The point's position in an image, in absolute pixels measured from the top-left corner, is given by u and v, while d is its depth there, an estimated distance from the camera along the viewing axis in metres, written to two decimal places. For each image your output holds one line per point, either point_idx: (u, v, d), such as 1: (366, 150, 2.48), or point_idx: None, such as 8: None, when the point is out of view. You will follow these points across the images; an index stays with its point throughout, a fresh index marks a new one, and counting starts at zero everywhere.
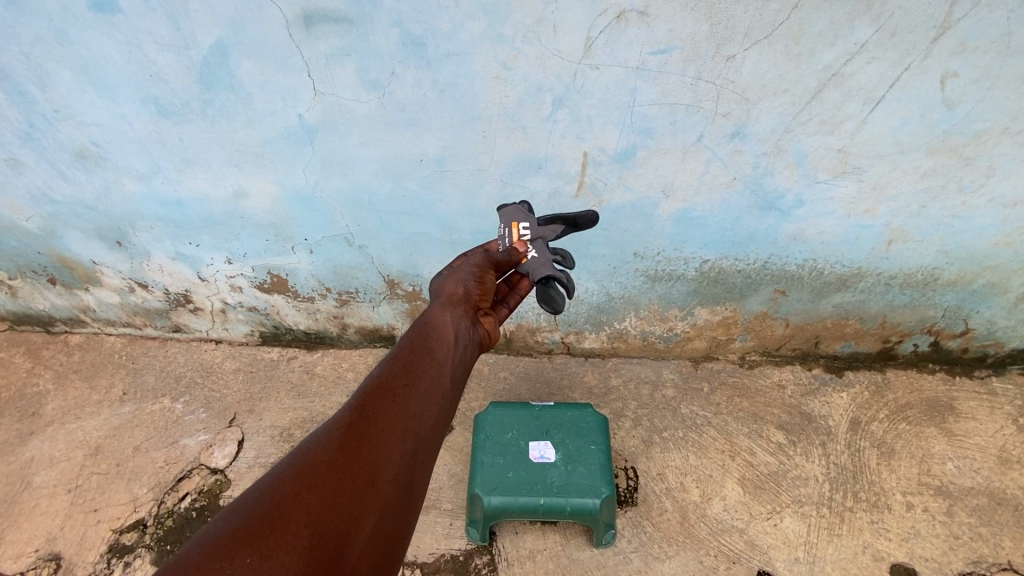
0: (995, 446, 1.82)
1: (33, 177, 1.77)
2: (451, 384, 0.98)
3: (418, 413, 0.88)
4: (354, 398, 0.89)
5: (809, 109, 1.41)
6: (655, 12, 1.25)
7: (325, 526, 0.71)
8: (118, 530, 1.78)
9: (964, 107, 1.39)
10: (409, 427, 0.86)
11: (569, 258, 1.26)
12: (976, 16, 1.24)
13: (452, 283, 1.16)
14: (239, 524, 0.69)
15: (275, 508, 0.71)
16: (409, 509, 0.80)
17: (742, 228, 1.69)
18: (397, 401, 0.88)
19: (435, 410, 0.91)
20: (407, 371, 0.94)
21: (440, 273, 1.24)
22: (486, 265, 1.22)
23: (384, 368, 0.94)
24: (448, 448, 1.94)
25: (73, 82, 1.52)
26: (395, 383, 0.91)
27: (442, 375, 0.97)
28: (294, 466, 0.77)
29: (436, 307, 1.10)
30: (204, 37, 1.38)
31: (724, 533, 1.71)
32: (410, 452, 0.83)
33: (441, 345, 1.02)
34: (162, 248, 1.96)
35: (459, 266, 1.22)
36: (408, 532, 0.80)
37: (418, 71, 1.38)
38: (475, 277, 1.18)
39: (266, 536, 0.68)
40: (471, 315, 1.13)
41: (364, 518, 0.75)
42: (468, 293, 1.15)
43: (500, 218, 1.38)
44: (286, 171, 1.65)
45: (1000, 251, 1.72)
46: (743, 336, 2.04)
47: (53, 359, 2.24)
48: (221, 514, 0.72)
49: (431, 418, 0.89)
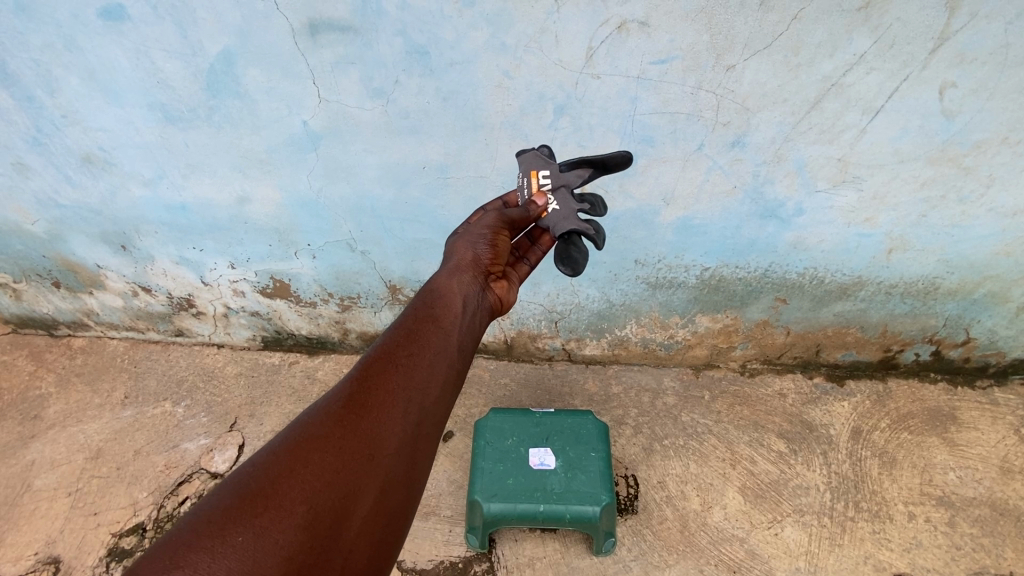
0: (998, 457, 1.82)
1: (39, 181, 1.79)
2: (458, 353, 0.97)
3: (421, 384, 0.87)
4: (356, 369, 0.89)
5: (809, 119, 1.42)
6: (656, 22, 1.27)
7: (321, 502, 0.73)
8: (117, 535, 1.78)
9: (963, 117, 1.40)
10: (411, 400, 0.85)
11: (599, 206, 1.28)
12: (974, 27, 1.25)
13: (463, 245, 1.15)
14: (232, 501, 0.71)
15: (269, 484, 0.73)
16: (412, 482, 0.80)
17: (742, 236, 1.70)
18: (399, 373, 0.88)
19: (440, 381, 0.90)
20: (410, 341, 0.93)
21: (453, 235, 1.22)
22: (499, 226, 1.18)
23: (388, 338, 0.94)
24: (448, 454, 1.94)
25: (80, 88, 1.54)
26: (397, 353, 0.91)
27: (448, 345, 0.96)
28: (291, 440, 0.79)
29: (444, 274, 1.09)
30: (212, 45, 1.40)
31: (724, 542, 1.70)
32: (412, 424, 0.83)
33: (447, 313, 1.01)
34: (165, 252, 1.97)
35: (472, 228, 1.19)
36: (413, 505, 0.80)
37: (421, 79, 1.40)
38: (487, 241, 1.16)
39: (259, 514, 0.70)
40: (480, 281, 1.12)
41: (361, 494, 0.75)
42: (477, 259, 1.13)
43: (517, 165, 1.33)
44: (289, 177, 1.66)
45: (1000, 261, 1.73)
46: (744, 344, 2.04)
47: (55, 363, 2.25)
48: (218, 487, 0.74)
49: (436, 390, 0.89)
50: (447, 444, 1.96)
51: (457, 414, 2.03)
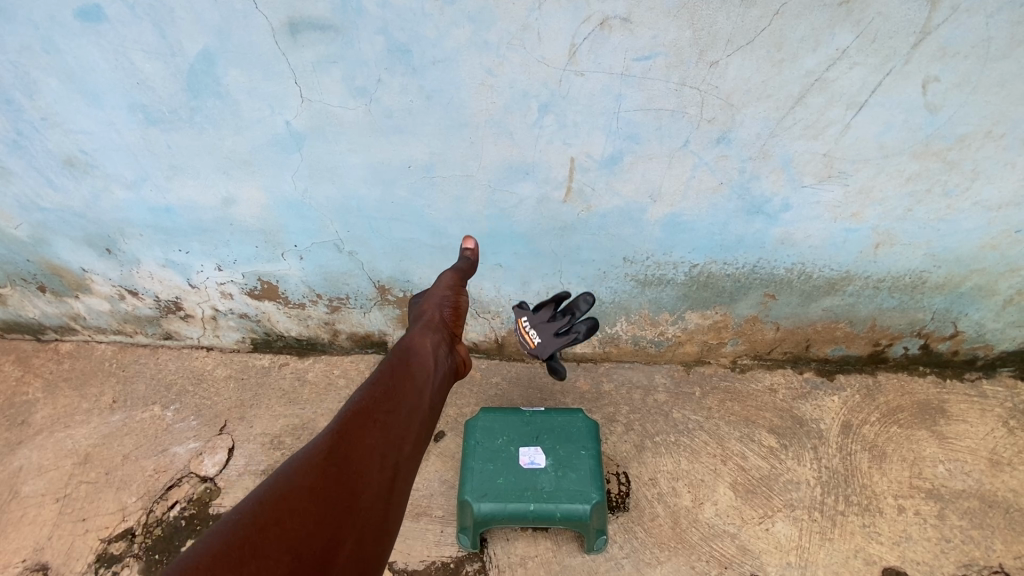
0: (986, 449, 1.83)
1: (21, 185, 1.77)
2: (428, 411, 1.05)
3: (397, 438, 0.93)
4: (335, 427, 0.93)
5: (792, 115, 1.42)
6: (638, 19, 1.26)
7: (307, 548, 0.72)
8: (106, 540, 1.77)
9: (947, 112, 1.41)
10: (388, 453, 0.90)
11: None
12: (956, 21, 1.25)
13: (427, 310, 1.33)
14: (215, 554, 0.69)
15: (253, 535, 0.72)
16: (386, 532, 0.82)
17: (729, 233, 1.70)
18: (378, 427, 0.93)
19: (413, 436, 0.96)
20: (387, 399, 1.00)
21: (414, 305, 1.40)
22: (458, 286, 1.40)
23: (364, 397, 0.99)
24: (438, 454, 1.93)
25: (60, 91, 1.52)
26: (375, 410, 0.96)
27: (420, 402, 1.04)
28: (274, 492, 0.79)
29: (411, 339, 1.21)
30: (191, 45, 1.38)
31: (716, 538, 1.70)
32: (388, 478, 0.86)
33: (421, 371, 1.12)
34: (151, 254, 1.95)
35: (432, 294, 1.39)
36: (386, 558, 0.81)
37: (404, 78, 1.39)
38: (449, 303, 1.37)
39: (244, 563, 0.68)
40: (444, 346, 1.26)
41: (345, 539, 0.76)
42: (439, 323, 1.30)
43: None
44: (274, 177, 1.65)
45: (986, 254, 1.73)
46: (735, 340, 2.04)
47: (42, 368, 2.23)
48: (194, 544, 0.72)
49: (410, 444, 0.94)
50: (438, 444, 1.95)
51: (448, 414, 2.02)
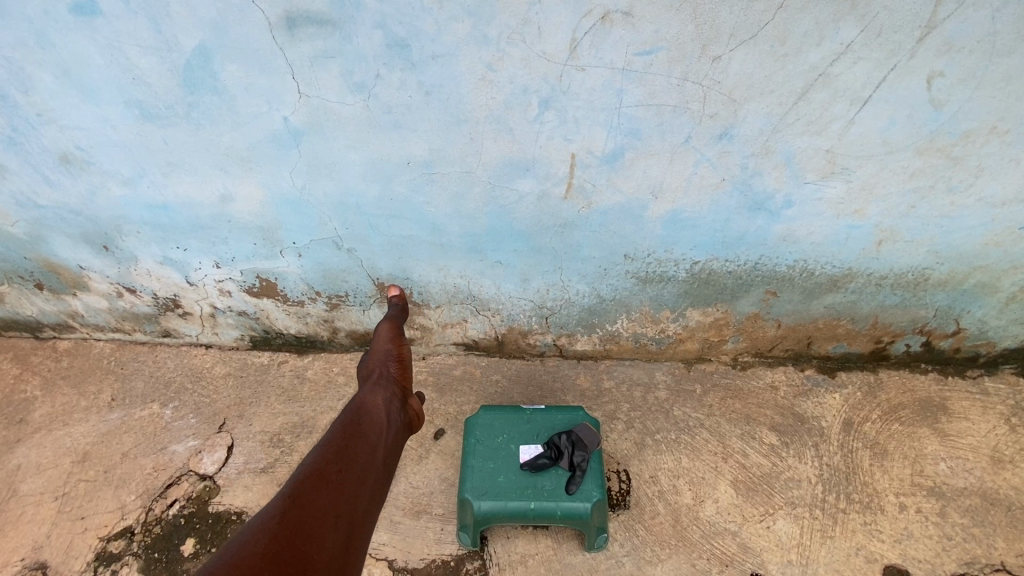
0: (988, 446, 1.82)
1: (17, 182, 1.76)
2: (384, 468, 1.01)
3: (353, 496, 0.88)
4: (287, 487, 0.86)
5: (796, 110, 1.40)
6: (640, 13, 1.24)
7: None
8: (105, 538, 1.77)
9: (951, 107, 1.39)
10: (343, 512, 0.84)
11: None
12: (962, 15, 1.23)
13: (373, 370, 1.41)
14: None
15: None
16: None
17: (731, 229, 1.69)
18: (332, 486, 0.87)
19: (369, 494, 0.91)
20: (340, 457, 0.95)
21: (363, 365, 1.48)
22: (399, 340, 1.57)
23: (317, 456, 0.94)
24: (438, 452, 1.92)
25: (55, 86, 1.50)
26: (329, 469, 0.91)
27: (374, 458, 1.00)
28: (223, 564, 0.72)
29: (363, 397, 1.20)
30: (187, 40, 1.36)
31: (717, 536, 1.70)
32: (342, 538, 0.81)
33: (373, 428, 1.09)
34: (149, 252, 1.94)
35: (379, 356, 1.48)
36: None
37: (403, 73, 1.37)
38: (394, 360, 1.46)
39: None
40: (399, 401, 1.26)
41: None
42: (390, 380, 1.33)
43: None
44: (272, 174, 1.64)
45: (990, 251, 1.72)
46: (736, 338, 2.03)
47: (41, 365, 2.22)
48: None
49: (365, 503, 0.89)
50: (438, 442, 1.94)
51: (448, 411, 2.01)
